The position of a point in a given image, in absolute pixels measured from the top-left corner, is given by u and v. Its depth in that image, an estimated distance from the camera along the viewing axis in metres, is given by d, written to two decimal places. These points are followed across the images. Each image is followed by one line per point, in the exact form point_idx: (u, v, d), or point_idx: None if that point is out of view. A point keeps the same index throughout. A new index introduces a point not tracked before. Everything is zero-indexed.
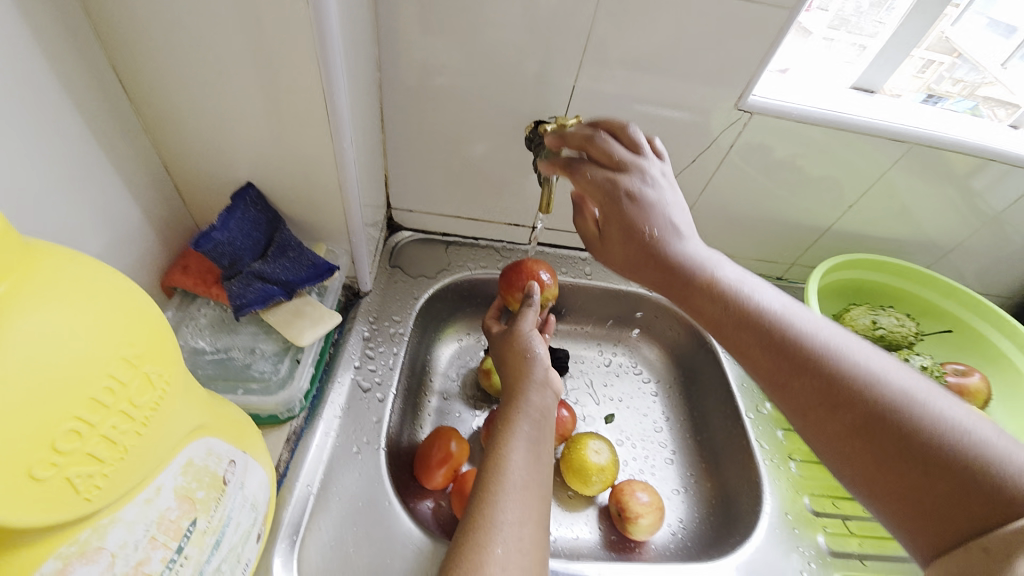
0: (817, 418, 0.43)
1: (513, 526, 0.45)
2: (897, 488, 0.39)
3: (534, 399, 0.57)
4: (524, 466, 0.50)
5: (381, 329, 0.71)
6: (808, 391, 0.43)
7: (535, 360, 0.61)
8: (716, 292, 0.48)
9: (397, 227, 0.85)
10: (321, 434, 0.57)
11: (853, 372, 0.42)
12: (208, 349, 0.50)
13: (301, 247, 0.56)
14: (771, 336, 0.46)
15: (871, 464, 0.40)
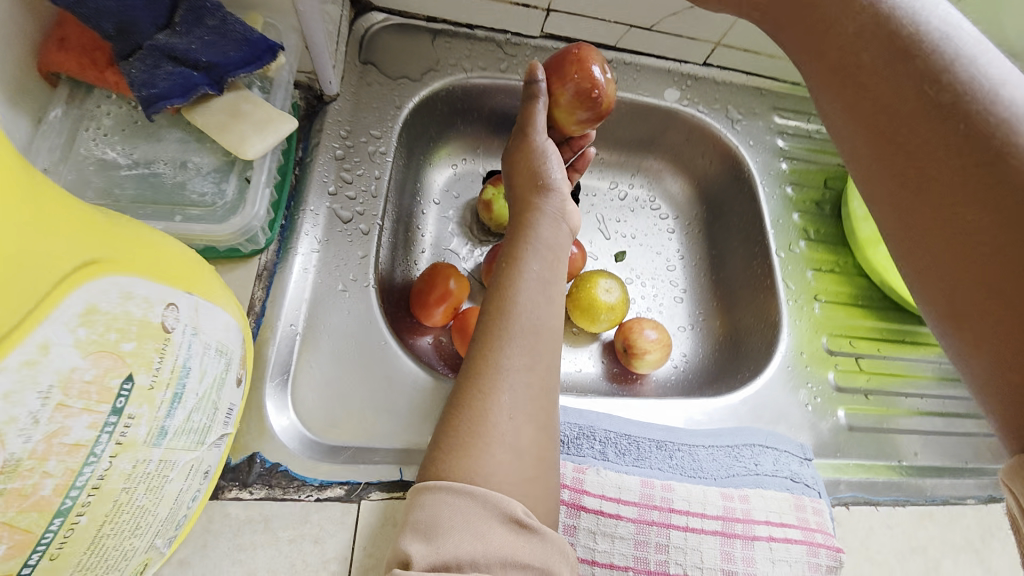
0: (931, 220, 0.28)
1: (522, 371, 0.41)
2: (1018, 345, 0.25)
3: (546, 230, 0.48)
4: (537, 309, 0.43)
5: (356, 147, 0.57)
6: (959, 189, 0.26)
7: (551, 184, 0.51)
8: (851, 23, 0.31)
9: (365, 5, 0.63)
10: (298, 271, 0.49)
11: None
12: (124, 162, 0.37)
13: (222, 11, 0.38)
14: (908, 77, 0.29)
15: (1002, 310, 0.25)
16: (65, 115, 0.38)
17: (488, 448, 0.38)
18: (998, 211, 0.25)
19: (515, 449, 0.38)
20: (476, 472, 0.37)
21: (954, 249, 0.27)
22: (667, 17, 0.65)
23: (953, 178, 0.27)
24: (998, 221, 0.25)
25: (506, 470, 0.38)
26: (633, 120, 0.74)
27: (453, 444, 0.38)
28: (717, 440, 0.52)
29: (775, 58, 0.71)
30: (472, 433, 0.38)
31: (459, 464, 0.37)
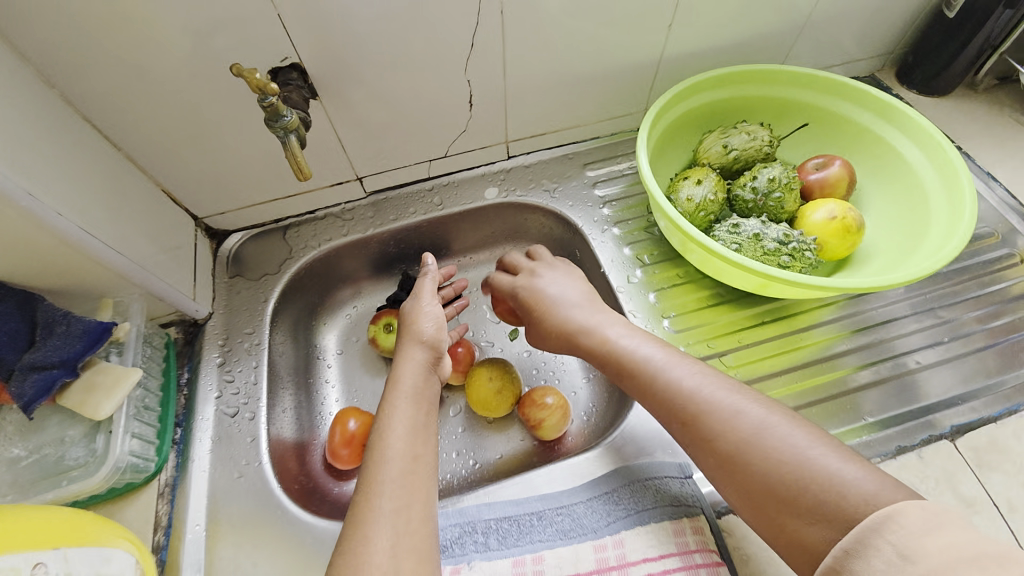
0: (708, 451, 0.47)
1: (400, 508, 0.47)
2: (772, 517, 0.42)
3: (416, 380, 0.58)
4: (405, 445, 0.52)
5: (234, 349, 0.69)
6: (703, 440, 0.47)
7: (425, 342, 0.62)
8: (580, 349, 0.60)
9: (222, 233, 0.78)
10: (195, 475, 0.58)
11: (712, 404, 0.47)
12: (22, 456, 0.49)
13: (68, 316, 0.52)
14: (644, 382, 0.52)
15: (757, 510, 0.43)
16: None
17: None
18: (719, 443, 0.46)
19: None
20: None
21: (722, 482, 0.46)
22: (452, 143, 0.79)
23: (701, 439, 0.47)
24: (731, 467, 0.45)
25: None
26: (472, 223, 0.85)
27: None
28: (594, 490, 0.55)
29: (563, 129, 0.83)
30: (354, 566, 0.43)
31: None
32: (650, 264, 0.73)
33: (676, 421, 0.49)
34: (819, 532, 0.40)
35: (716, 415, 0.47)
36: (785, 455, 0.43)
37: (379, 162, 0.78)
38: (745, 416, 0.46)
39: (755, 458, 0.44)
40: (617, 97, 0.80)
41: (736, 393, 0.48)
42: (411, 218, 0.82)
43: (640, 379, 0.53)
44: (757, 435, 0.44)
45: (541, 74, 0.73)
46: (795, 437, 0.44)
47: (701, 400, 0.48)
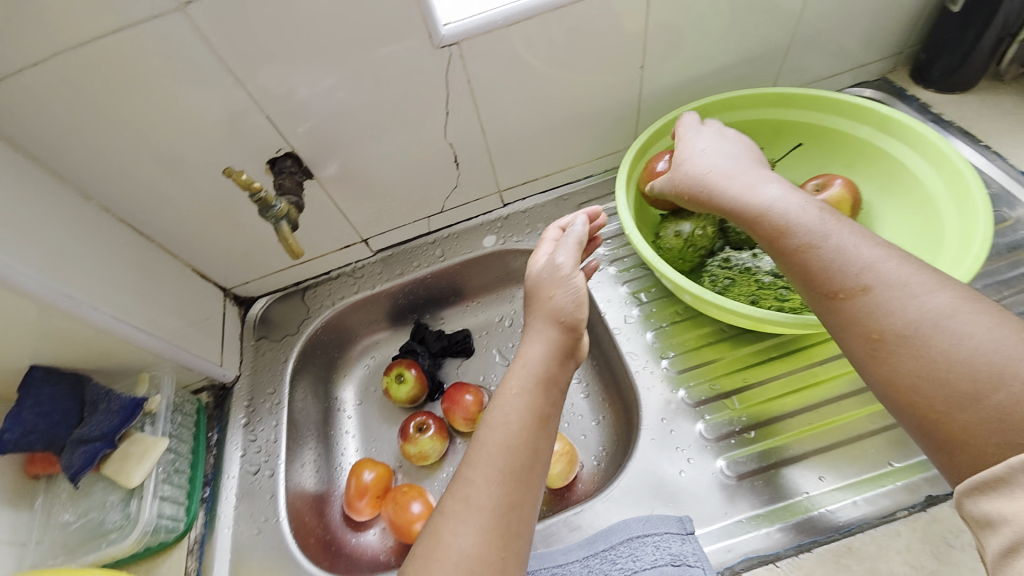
0: (859, 346, 0.43)
1: (470, 535, 0.42)
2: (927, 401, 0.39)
3: (536, 353, 0.52)
4: (503, 438, 0.46)
5: (257, 408, 0.75)
6: (869, 333, 0.42)
7: (564, 321, 0.53)
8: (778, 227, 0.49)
9: (249, 300, 0.87)
10: (221, 532, 0.63)
11: (863, 266, 0.44)
12: (72, 519, 0.57)
13: (109, 394, 0.60)
14: (799, 246, 0.47)
15: (901, 396, 0.40)
16: (44, 500, 0.60)
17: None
18: (873, 335, 0.42)
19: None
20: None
21: (871, 374, 0.42)
22: (448, 198, 0.83)
23: (840, 317, 0.44)
24: (883, 365, 0.41)
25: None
26: (476, 270, 0.89)
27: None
28: (591, 547, 0.54)
29: (555, 172, 0.85)
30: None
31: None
32: (646, 303, 0.72)
33: (821, 294, 0.46)
34: (975, 436, 0.36)
35: (872, 285, 0.43)
36: (943, 336, 0.39)
37: (380, 223, 0.83)
38: (915, 308, 0.41)
39: (912, 351, 0.40)
40: (601, 137, 0.82)
41: (907, 269, 0.43)
42: (416, 271, 0.87)
43: (795, 247, 0.48)
44: (908, 325, 0.40)
45: (520, 126, 0.76)
46: (944, 307, 0.40)
47: (873, 277, 0.43)
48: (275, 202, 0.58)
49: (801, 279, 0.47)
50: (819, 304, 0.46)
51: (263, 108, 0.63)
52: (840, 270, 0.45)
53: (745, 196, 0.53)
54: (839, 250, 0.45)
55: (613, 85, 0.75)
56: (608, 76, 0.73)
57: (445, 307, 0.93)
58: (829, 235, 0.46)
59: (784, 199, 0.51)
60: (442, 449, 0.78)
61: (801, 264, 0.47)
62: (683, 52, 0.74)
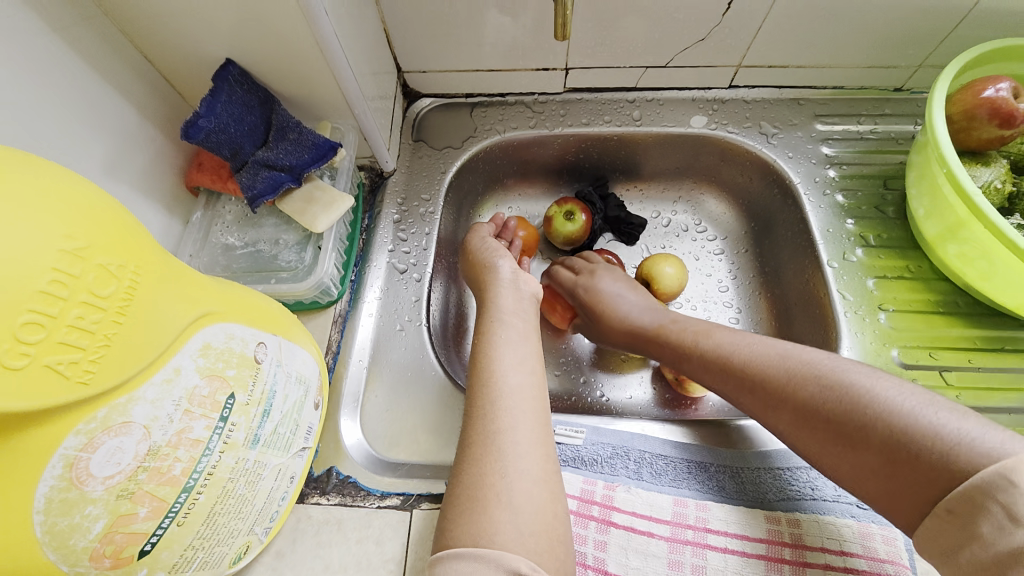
0: (775, 416, 0.44)
1: (511, 431, 0.40)
2: (847, 454, 0.39)
3: (506, 296, 0.53)
4: (512, 362, 0.45)
5: (410, 210, 0.68)
6: (783, 414, 0.43)
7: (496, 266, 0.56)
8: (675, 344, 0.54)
9: (414, 94, 0.76)
10: (365, 315, 0.60)
11: (774, 353, 0.46)
12: (238, 244, 0.52)
13: (301, 127, 0.52)
14: (709, 357, 0.50)
15: (818, 445, 0.41)
16: (203, 216, 0.54)
17: (486, 512, 0.36)
18: (787, 404, 0.43)
19: (512, 510, 0.36)
20: (481, 534, 0.35)
21: (796, 431, 0.43)
22: (680, 53, 0.70)
23: (767, 411, 0.45)
24: (808, 426, 0.41)
25: (508, 531, 0.35)
26: (664, 150, 0.77)
27: (457, 510, 0.37)
28: (764, 462, 0.50)
29: (806, 68, 0.71)
30: (470, 498, 0.37)
31: (488, 506, 0.36)
32: (873, 246, 0.64)
33: (702, 357, 0.50)
34: (916, 489, 0.36)
35: (775, 376, 0.44)
36: (830, 388, 0.40)
37: (594, 55, 0.70)
38: (824, 367, 0.42)
39: (830, 408, 0.40)
40: (900, 41, 0.66)
41: (804, 349, 0.45)
42: (604, 126, 0.75)
43: (703, 355, 0.50)
44: (810, 387, 0.42)
45: None
46: (835, 363, 0.42)
47: (766, 370, 0.45)
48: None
49: (729, 391, 0.48)
50: (731, 393, 0.48)
51: None
52: (760, 379, 0.45)
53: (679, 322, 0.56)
54: (730, 348, 0.48)
55: None
56: None
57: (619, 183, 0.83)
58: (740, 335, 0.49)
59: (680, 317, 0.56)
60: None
61: (716, 367, 0.49)
62: None
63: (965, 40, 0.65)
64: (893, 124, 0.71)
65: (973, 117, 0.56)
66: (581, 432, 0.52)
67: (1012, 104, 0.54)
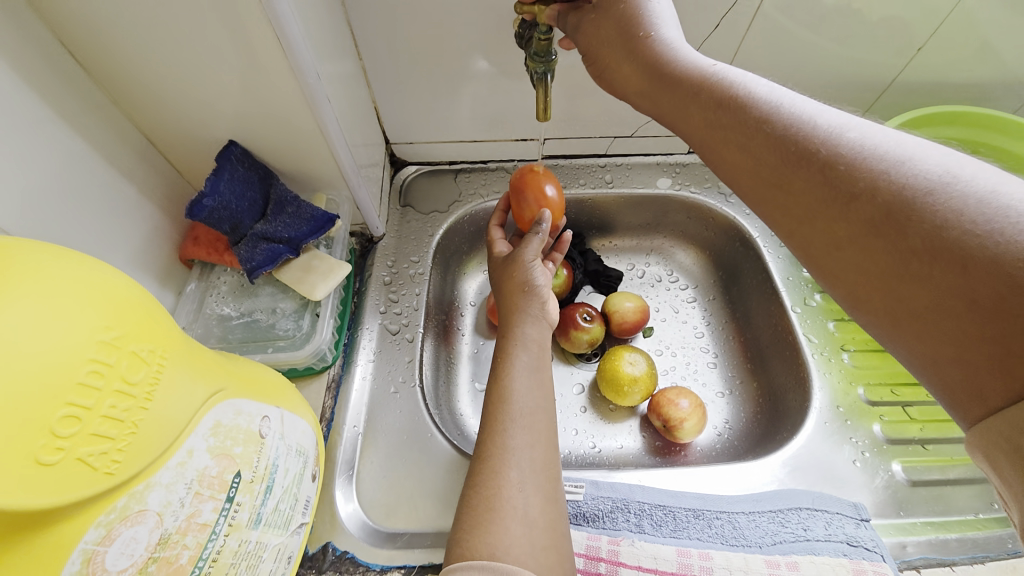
0: (835, 228, 0.33)
1: (525, 449, 0.47)
2: (934, 309, 0.28)
3: (529, 329, 0.55)
4: (529, 391, 0.50)
5: (400, 271, 0.70)
6: (863, 240, 0.31)
7: (531, 291, 0.58)
8: (714, 105, 0.40)
9: (401, 162, 0.81)
10: (359, 379, 0.60)
11: (868, 153, 0.32)
12: (234, 314, 0.52)
13: (299, 200, 0.54)
14: (762, 134, 0.37)
15: (893, 276, 0.30)
16: (197, 287, 0.54)
17: (505, 523, 0.42)
18: (867, 201, 0.31)
19: (527, 521, 0.43)
20: (496, 546, 0.41)
21: (867, 245, 0.31)
22: (643, 124, 0.78)
23: (834, 209, 0.32)
24: (895, 237, 0.30)
25: (521, 542, 0.41)
26: (635, 209, 0.84)
27: (473, 522, 0.43)
28: (758, 505, 0.52)
29: None
30: (489, 509, 0.43)
31: (504, 515, 0.42)
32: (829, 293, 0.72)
33: (758, 135, 0.37)
34: (1020, 370, 0.25)
35: (880, 178, 0.31)
36: (974, 212, 0.27)
37: (567, 128, 0.77)
38: (952, 194, 0.28)
39: (956, 238, 0.27)
40: None
41: (950, 156, 0.30)
42: (579, 190, 0.81)
43: (758, 129, 0.37)
44: (929, 200, 0.29)
45: (763, 73, 0.70)
46: (978, 181, 0.28)
47: (862, 172, 0.31)
48: (543, 77, 0.51)
49: (783, 179, 0.35)
50: (784, 190, 0.35)
51: None
52: (850, 177, 0.32)
53: (734, 81, 0.40)
54: (808, 135, 0.35)
55: (874, 64, 0.69)
56: (879, 52, 0.67)
57: (604, 238, 0.88)
58: (842, 122, 0.34)
59: (745, 76, 0.41)
60: (601, 343, 0.78)
61: (775, 146, 0.36)
62: (959, 54, 0.67)
63: (882, 113, 0.76)
64: None
65: None
66: (580, 487, 0.53)
67: None
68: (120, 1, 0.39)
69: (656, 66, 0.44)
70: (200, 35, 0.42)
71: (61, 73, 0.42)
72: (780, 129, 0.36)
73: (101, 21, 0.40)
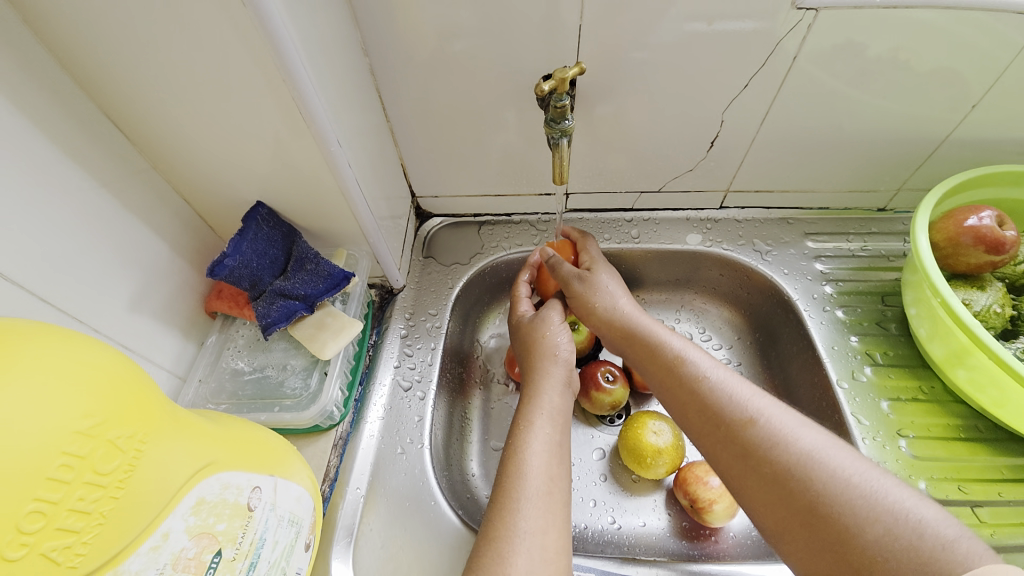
0: (741, 468, 0.42)
1: (535, 534, 0.43)
2: (813, 542, 0.37)
3: (554, 400, 0.53)
4: (543, 465, 0.47)
5: (417, 325, 0.70)
6: (762, 492, 0.40)
7: (558, 358, 0.57)
8: (665, 369, 0.50)
9: (426, 214, 0.82)
10: (366, 436, 0.59)
11: (759, 414, 0.43)
12: (247, 369, 0.53)
13: (318, 258, 0.55)
14: (693, 384, 0.47)
15: (780, 513, 0.39)
16: (217, 339, 0.56)
17: None
18: (760, 458, 0.41)
19: None
20: None
21: (761, 483, 0.40)
22: (672, 180, 0.75)
23: (743, 460, 0.42)
24: (777, 483, 0.39)
25: None
26: (664, 265, 0.80)
27: None
28: None
29: (790, 192, 0.76)
30: None
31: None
32: (881, 365, 0.65)
33: (690, 383, 0.47)
34: None
35: (763, 432, 0.42)
36: (862, 523, 0.35)
37: (592, 183, 0.76)
38: (797, 439, 0.41)
39: (841, 530, 0.36)
40: (877, 169, 0.71)
41: (817, 433, 0.42)
42: (604, 244, 0.79)
43: (686, 381, 0.48)
44: (796, 453, 0.40)
45: (799, 130, 0.67)
46: (819, 443, 0.40)
47: (755, 428, 0.42)
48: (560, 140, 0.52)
49: (709, 434, 0.45)
50: (714, 447, 0.45)
51: (581, 15, 0.55)
52: (746, 433, 0.43)
53: (676, 342, 0.52)
54: (726, 394, 0.45)
55: (925, 119, 0.64)
56: (929, 107, 0.62)
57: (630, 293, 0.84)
58: (759, 412, 0.43)
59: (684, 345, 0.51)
60: (624, 405, 0.73)
61: (704, 400, 0.46)
62: None
63: (938, 169, 0.70)
64: (881, 243, 0.76)
65: (958, 243, 0.58)
66: None
67: (996, 232, 0.56)
68: (157, 79, 0.42)
69: (625, 335, 0.55)
70: (233, 111, 0.45)
71: (107, 146, 0.46)
72: (704, 380, 0.47)
73: (145, 97, 0.44)
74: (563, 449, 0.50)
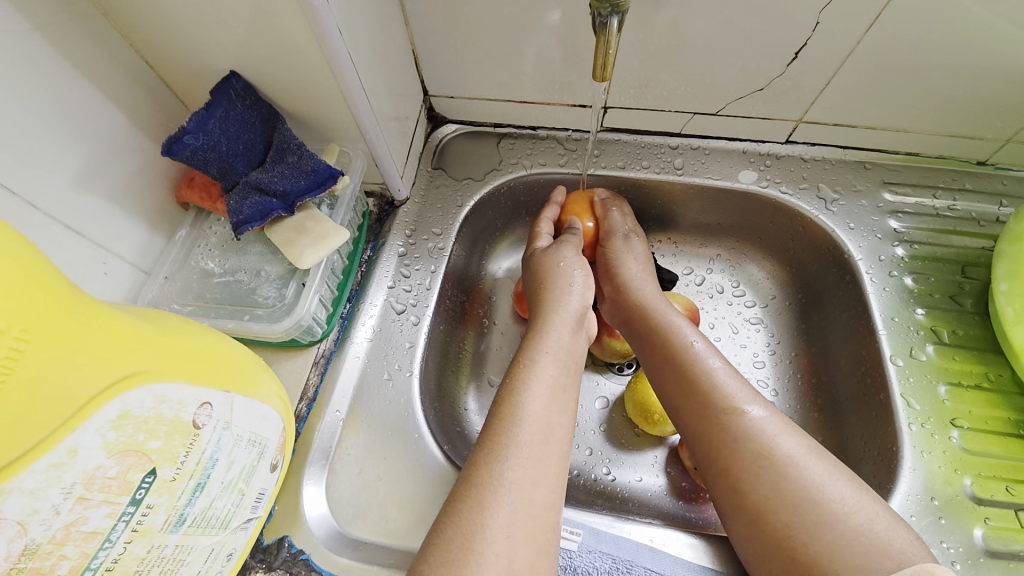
0: (715, 452, 0.42)
1: (523, 486, 0.37)
2: (769, 531, 0.38)
3: (564, 335, 0.48)
4: (543, 410, 0.42)
5: (418, 243, 0.62)
6: (730, 477, 0.41)
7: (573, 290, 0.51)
8: (661, 343, 0.49)
9: (440, 118, 0.71)
10: (351, 358, 0.54)
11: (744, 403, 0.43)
12: (218, 271, 0.48)
13: (302, 149, 0.47)
14: (683, 364, 0.46)
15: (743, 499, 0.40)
16: (188, 234, 0.50)
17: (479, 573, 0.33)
18: (737, 445, 0.41)
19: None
20: None
21: (730, 469, 0.41)
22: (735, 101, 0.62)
23: (718, 444, 0.42)
24: (749, 471, 0.40)
25: None
26: (706, 204, 0.70)
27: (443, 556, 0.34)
28: None
29: (877, 130, 0.63)
30: (463, 550, 0.34)
31: (483, 564, 0.33)
32: (947, 345, 0.56)
33: (682, 362, 0.47)
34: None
35: (745, 421, 0.42)
36: (836, 515, 0.36)
37: (638, 97, 0.64)
38: (777, 436, 0.41)
39: (798, 526, 0.37)
40: (999, 109, 0.57)
41: (797, 432, 0.42)
42: (640, 173, 0.68)
43: (681, 361, 0.47)
44: (773, 449, 0.40)
45: (916, 47, 0.52)
46: (798, 443, 0.40)
47: (739, 417, 0.42)
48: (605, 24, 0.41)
49: (692, 414, 0.45)
50: (694, 425, 0.44)
51: None
52: (729, 420, 0.42)
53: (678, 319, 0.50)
54: (717, 378, 0.45)
55: None
56: None
57: (661, 233, 0.75)
58: (750, 407, 0.43)
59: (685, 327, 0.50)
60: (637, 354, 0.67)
61: (694, 380, 0.45)
62: None
63: None
64: (974, 202, 0.63)
65: None
66: (577, 535, 0.46)
67: None
68: None
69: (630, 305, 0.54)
70: None
71: None
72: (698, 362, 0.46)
73: None
74: (568, 398, 0.44)
